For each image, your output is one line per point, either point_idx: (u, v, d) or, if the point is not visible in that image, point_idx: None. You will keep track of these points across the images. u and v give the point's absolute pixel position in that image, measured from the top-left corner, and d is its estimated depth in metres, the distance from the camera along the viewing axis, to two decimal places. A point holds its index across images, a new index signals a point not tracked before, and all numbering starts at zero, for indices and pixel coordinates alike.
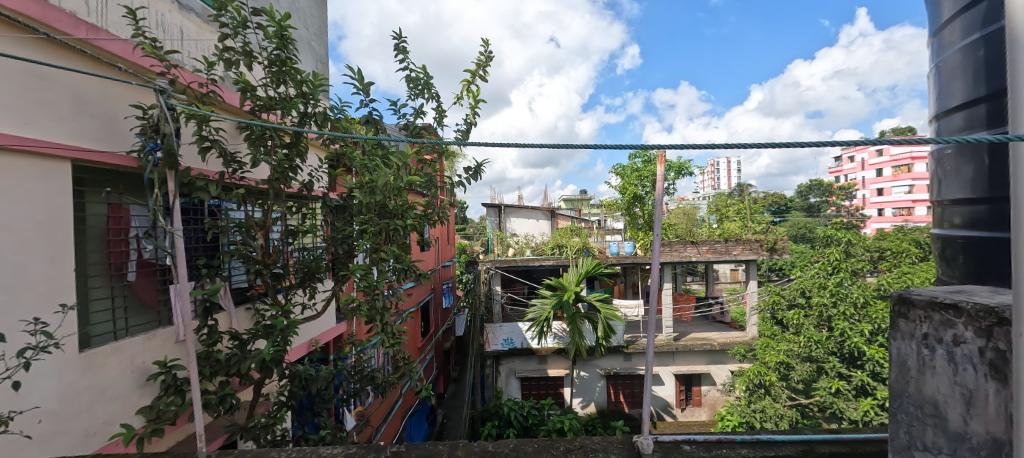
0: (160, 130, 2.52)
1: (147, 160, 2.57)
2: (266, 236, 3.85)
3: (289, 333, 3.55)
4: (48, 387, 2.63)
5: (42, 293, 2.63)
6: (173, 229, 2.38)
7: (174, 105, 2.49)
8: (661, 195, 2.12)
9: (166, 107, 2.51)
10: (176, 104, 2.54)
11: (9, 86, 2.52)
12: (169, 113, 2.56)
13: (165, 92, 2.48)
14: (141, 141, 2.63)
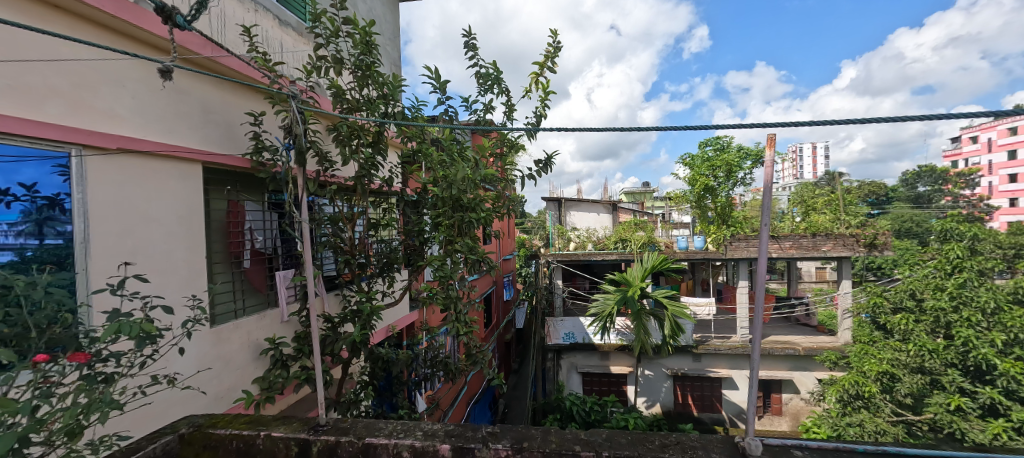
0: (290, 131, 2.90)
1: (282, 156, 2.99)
2: (353, 228, 4.18)
3: (373, 318, 3.81)
4: (191, 357, 3.08)
5: (183, 276, 3.09)
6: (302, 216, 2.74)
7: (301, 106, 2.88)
8: (768, 181, 2.06)
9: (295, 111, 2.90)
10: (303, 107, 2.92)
11: (156, 101, 2.96)
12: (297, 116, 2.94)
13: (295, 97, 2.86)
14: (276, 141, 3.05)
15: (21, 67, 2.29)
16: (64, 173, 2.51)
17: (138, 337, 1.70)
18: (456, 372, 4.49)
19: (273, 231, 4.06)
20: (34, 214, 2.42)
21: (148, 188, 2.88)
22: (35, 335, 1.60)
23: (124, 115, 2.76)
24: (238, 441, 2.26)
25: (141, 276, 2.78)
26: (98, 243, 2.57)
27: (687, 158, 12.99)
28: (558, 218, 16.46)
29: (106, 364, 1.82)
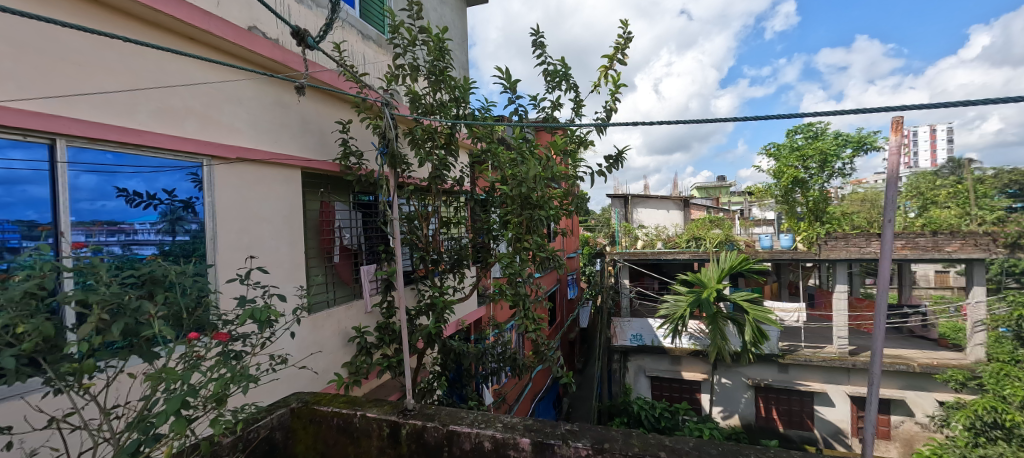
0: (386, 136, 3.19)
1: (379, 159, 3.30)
2: (427, 226, 4.41)
3: (446, 311, 3.99)
4: (296, 341, 3.44)
5: (287, 269, 3.46)
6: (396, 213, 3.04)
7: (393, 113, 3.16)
8: (895, 169, 1.87)
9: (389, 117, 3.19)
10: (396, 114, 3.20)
11: (265, 113, 3.34)
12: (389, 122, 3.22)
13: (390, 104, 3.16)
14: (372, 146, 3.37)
15: (164, 91, 2.68)
16: (195, 180, 2.91)
17: (264, 320, 1.92)
18: (525, 368, 4.56)
19: (359, 228, 4.40)
20: (169, 214, 2.81)
21: (260, 191, 3.27)
22: (186, 316, 1.86)
23: (241, 128, 3.15)
24: (339, 418, 2.52)
25: (261, 268, 3.21)
26: (224, 239, 2.99)
27: (771, 148, 11.88)
28: (625, 215, 15.94)
29: (238, 342, 2.07)
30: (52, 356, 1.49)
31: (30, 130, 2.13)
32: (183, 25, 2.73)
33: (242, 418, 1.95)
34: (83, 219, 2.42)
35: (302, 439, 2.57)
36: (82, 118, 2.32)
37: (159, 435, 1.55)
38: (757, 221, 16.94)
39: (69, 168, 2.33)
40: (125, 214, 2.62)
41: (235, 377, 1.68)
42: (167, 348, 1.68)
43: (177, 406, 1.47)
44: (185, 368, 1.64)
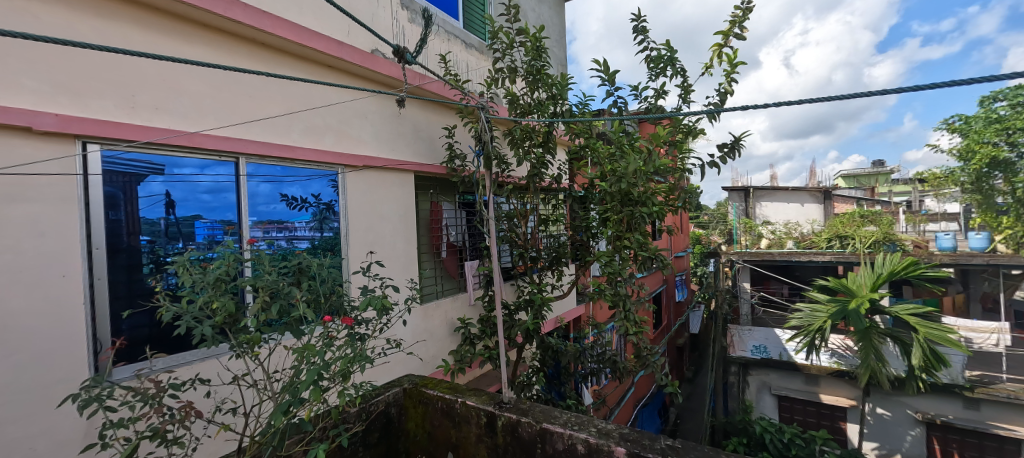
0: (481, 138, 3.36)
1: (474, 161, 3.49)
2: (526, 224, 4.53)
3: (544, 308, 4.07)
4: (409, 328, 3.81)
5: (403, 264, 3.84)
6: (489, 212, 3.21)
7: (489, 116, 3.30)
8: None
9: (485, 120, 3.35)
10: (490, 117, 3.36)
11: (385, 125, 3.75)
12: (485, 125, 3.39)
13: (485, 108, 3.33)
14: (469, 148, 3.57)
15: (310, 112, 3.17)
16: (335, 185, 3.38)
17: (381, 307, 2.17)
18: (625, 372, 4.42)
19: (463, 226, 4.70)
20: (317, 215, 3.29)
21: (381, 194, 3.67)
22: (324, 300, 2.20)
23: (366, 139, 3.58)
24: (443, 402, 2.74)
25: (380, 262, 3.61)
26: (353, 235, 3.43)
27: (962, 115, 8.22)
28: (745, 210, 14.83)
29: (362, 326, 2.38)
30: (233, 328, 1.89)
31: (219, 151, 2.69)
32: (322, 55, 3.21)
33: (361, 393, 2.23)
34: (259, 219, 2.99)
35: (413, 417, 2.85)
36: (254, 139, 2.84)
37: (303, 400, 1.85)
38: (929, 216, 13.78)
39: (250, 179, 2.90)
40: (288, 215, 3.15)
41: (355, 357, 1.94)
42: (309, 327, 2.00)
43: (315, 377, 1.76)
44: (322, 345, 1.94)
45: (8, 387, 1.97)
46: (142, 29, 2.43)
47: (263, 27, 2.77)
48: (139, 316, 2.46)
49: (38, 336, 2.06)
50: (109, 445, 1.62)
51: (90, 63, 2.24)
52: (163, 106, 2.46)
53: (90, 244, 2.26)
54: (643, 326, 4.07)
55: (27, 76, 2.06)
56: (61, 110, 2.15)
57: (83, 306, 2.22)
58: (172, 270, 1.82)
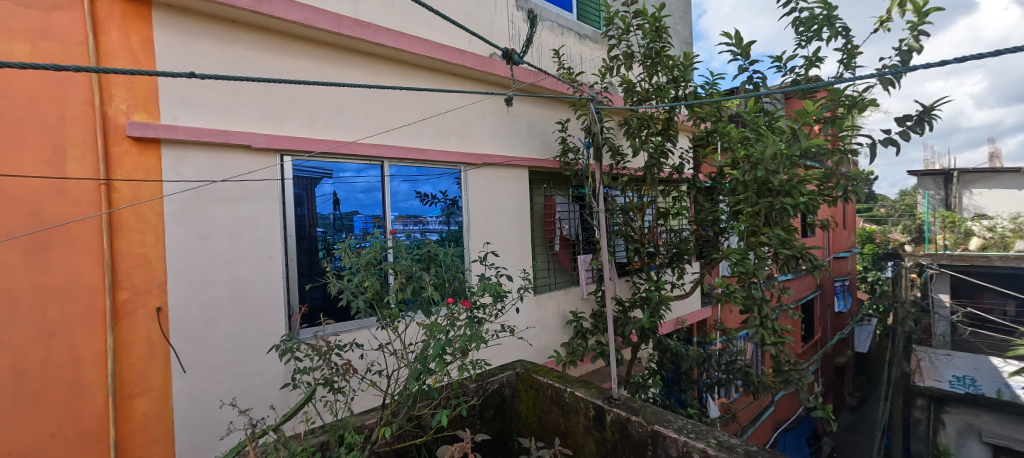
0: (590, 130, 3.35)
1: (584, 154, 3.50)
2: (642, 217, 4.37)
3: (661, 307, 3.92)
4: (523, 315, 4.00)
5: (517, 255, 4.03)
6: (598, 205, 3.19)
7: (597, 109, 3.26)
8: None
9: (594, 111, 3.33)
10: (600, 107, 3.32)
11: (502, 124, 3.95)
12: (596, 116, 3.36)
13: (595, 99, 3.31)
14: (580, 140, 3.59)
15: (438, 117, 3.50)
16: (459, 182, 3.68)
17: (496, 294, 2.34)
18: (758, 385, 3.99)
19: (576, 219, 4.74)
20: (445, 210, 3.63)
21: (498, 189, 3.89)
22: (449, 284, 2.44)
23: (485, 138, 3.82)
24: (552, 390, 2.84)
25: (495, 252, 3.84)
26: (474, 227, 3.71)
27: None
28: (945, 200, 12.28)
29: (481, 310, 2.58)
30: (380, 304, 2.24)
31: (368, 156, 3.15)
32: (448, 65, 3.52)
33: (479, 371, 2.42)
34: (398, 214, 3.39)
35: (525, 400, 3.01)
36: (395, 144, 3.26)
37: (430, 371, 2.11)
38: None
39: (392, 179, 3.31)
40: (422, 210, 3.52)
41: (470, 337, 2.13)
42: (436, 308, 2.24)
43: (439, 351, 2.00)
44: (445, 324, 2.18)
45: (240, 336, 2.63)
46: (316, 60, 2.99)
47: (400, 46, 3.17)
48: (316, 290, 3.03)
49: (255, 302, 2.69)
50: (298, 386, 2.08)
51: (286, 92, 2.81)
52: (330, 122, 2.98)
53: (286, 232, 2.86)
54: (786, 337, 3.59)
55: (248, 107, 2.68)
56: (267, 130, 2.75)
57: (283, 281, 2.82)
58: (337, 255, 2.23)
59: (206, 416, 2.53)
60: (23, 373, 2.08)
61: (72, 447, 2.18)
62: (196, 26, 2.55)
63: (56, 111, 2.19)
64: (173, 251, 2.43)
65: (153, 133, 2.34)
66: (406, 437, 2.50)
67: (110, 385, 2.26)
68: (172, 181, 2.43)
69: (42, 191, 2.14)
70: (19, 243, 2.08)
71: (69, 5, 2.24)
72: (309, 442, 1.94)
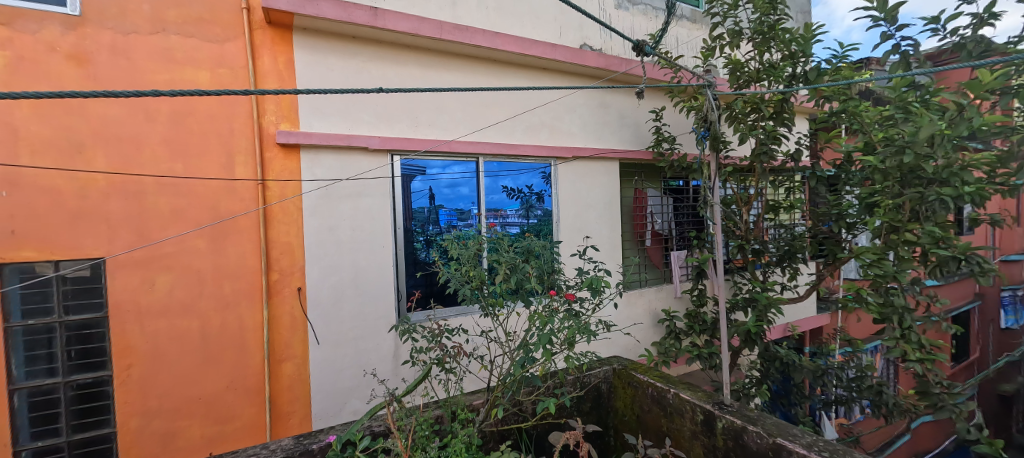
0: (707, 119, 3.09)
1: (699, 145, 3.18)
2: (748, 211, 4.00)
3: (770, 310, 3.59)
4: (621, 310, 3.95)
5: (608, 249, 3.96)
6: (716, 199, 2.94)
7: (716, 94, 3.02)
8: None
9: (713, 98, 3.05)
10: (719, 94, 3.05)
11: (592, 116, 3.89)
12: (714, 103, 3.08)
13: (712, 85, 3.05)
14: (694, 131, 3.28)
15: (530, 113, 3.56)
16: (545, 176, 3.70)
17: (596, 288, 2.36)
18: (893, 406, 3.44)
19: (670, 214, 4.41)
20: (524, 203, 3.66)
21: (587, 182, 3.85)
22: (546, 277, 2.52)
23: (574, 131, 3.79)
24: (653, 390, 2.76)
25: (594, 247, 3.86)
26: (564, 221, 3.72)
27: None
28: None
29: (580, 303, 2.61)
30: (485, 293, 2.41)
31: (464, 153, 3.31)
32: (541, 60, 3.55)
33: (582, 362, 2.48)
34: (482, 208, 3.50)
35: (622, 397, 2.98)
36: (489, 141, 3.39)
37: (532, 359, 2.22)
38: None
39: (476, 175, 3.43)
40: (504, 205, 3.60)
41: (579, 328, 2.22)
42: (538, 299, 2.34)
43: (545, 340, 2.11)
44: (546, 316, 2.27)
45: (360, 315, 2.95)
46: (421, 66, 3.22)
47: (496, 46, 3.27)
48: (423, 277, 3.29)
49: (373, 285, 3.00)
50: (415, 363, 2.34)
51: (396, 97, 3.06)
52: (433, 122, 3.19)
53: (396, 225, 3.15)
54: (937, 354, 3.06)
55: (365, 113, 2.97)
56: (380, 133, 3.02)
57: (394, 268, 3.10)
58: (444, 247, 2.50)
59: (334, 381, 2.89)
60: (207, 335, 2.61)
61: (240, 397, 2.68)
62: (325, 43, 2.90)
63: (228, 124, 2.66)
64: (310, 240, 2.82)
65: (295, 140, 2.72)
66: (508, 420, 2.66)
67: (266, 351, 2.71)
68: (308, 180, 2.80)
69: (219, 190, 2.64)
70: (205, 232, 2.60)
71: (235, 36, 2.70)
72: (427, 415, 2.26)
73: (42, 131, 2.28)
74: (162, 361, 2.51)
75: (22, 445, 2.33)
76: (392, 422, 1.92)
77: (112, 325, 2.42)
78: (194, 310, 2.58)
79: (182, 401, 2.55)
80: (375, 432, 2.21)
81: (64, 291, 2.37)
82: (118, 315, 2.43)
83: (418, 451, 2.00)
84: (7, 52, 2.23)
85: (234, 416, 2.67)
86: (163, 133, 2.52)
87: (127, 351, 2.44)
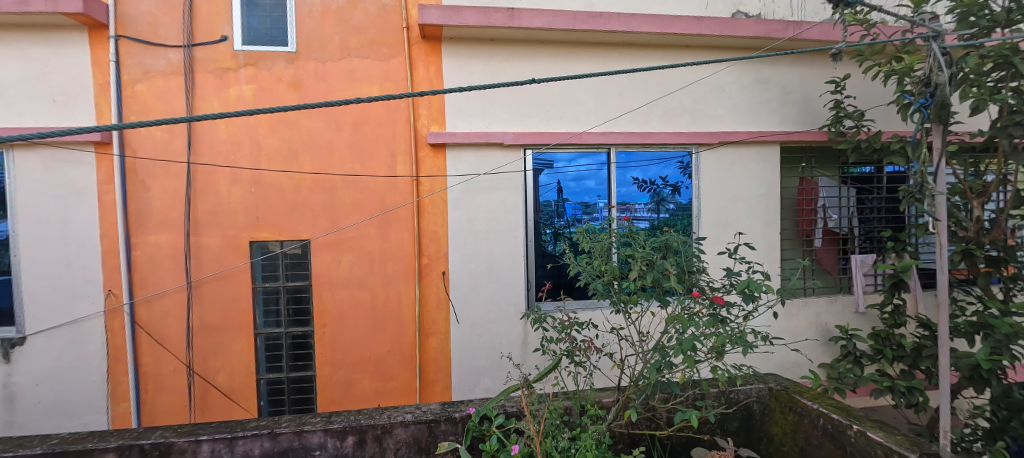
0: (929, 81, 2.28)
1: (916, 118, 2.37)
2: (983, 206, 2.95)
3: (1017, 344, 2.63)
4: (784, 320, 3.42)
5: (763, 248, 3.42)
6: (937, 191, 2.20)
7: (948, 46, 2.15)
8: None
9: (940, 53, 2.23)
10: (951, 45, 2.21)
11: (746, 94, 3.38)
12: (942, 59, 2.26)
13: (939, 35, 2.23)
14: (909, 99, 2.46)
15: (668, 97, 3.29)
16: (683, 166, 3.39)
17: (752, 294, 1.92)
18: None
19: (851, 209, 3.53)
20: (655, 196, 3.45)
21: (737, 172, 3.37)
22: (686, 276, 2.20)
23: (723, 114, 3.36)
24: (826, 421, 2.23)
25: (749, 244, 3.39)
26: (706, 216, 3.36)
27: None
28: None
29: (732, 306, 2.21)
30: (615, 288, 2.26)
31: (596, 144, 3.24)
32: (685, 37, 3.22)
33: (734, 375, 2.18)
34: (608, 201, 3.41)
35: (779, 422, 2.51)
36: (622, 130, 3.25)
37: (668, 365, 2.01)
38: None
39: (604, 167, 3.35)
40: (632, 197, 3.44)
41: (730, 337, 1.95)
42: (677, 298, 2.08)
43: (687, 345, 1.89)
44: (686, 318, 2.01)
45: (494, 300, 3.19)
46: (553, 60, 3.27)
47: (632, 28, 3.09)
48: (554, 269, 3.38)
49: (506, 274, 3.20)
50: (545, 352, 2.35)
51: (529, 93, 3.17)
52: (564, 115, 3.21)
53: (528, 217, 3.27)
54: None
55: (501, 110, 3.16)
56: (515, 129, 3.17)
57: (524, 259, 3.24)
58: (576, 238, 2.40)
59: (470, 359, 3.19)
60: (376, 306, 3.15)
61: (398, 361, 3.17)
62: (467, 49, 3.17)
63: (391, 129, 3.13)
64: (453, 229, 3.15)
65: (442, 139, 3.05)
66: (640, 424, 2.47)
67: (418, 325, 3.14)
68: (452, 175, 3.13)
69: (384, 186, 3.13)
70: (374, 221, 3.13)
71: (397, 53, 3.15)
72: (555, 404, 2.26)
73: (273, 142, 3.05)
74: (345, 324, 3.14)
75: (261, 375, 3.16)
76: (526, 407, 1.99)
77: (314, 291, 3.12)
78: (366, 285, 3.14)
79: (357, 358, 3.15)
80: (508, 411, 2.29)
81: (285, 263, 3.14)
82: (317, 283, 3.11)
83: (550, 439, 2.05)
84: (254, 85, 3.03)
85: (393, 376, 3.17)
86: (347, 140, 3.10)
87: (323, 313, 3.13)
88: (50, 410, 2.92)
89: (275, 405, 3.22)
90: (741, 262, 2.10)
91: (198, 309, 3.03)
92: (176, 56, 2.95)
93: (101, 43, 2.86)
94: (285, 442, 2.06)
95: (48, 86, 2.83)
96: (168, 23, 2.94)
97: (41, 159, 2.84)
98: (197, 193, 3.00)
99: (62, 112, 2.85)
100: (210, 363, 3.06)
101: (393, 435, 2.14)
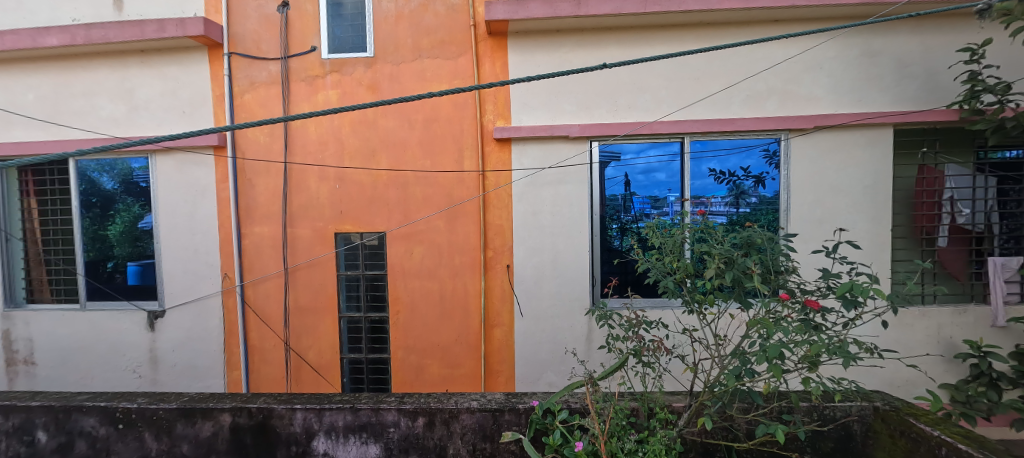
0: None
1: None
2: None
3: None
4: (893, 330, 2.97)
5: (869, 247, 2.98)
6: None
7: None
8: None
9: None
10: None
11: (849, 71, 2.95)
12: None
13: None
14: None
15: (752, 79, 2.99)
16: (768, 155, 3.06)
17: (853, 299, 1.58)
18: None
19: (985, 203, 3.00)
20: (734, 189, 3.17)
21: (836, 160, 2.97)
22: (773, 276, 1.91)
23: (819, 95, 2.96)
24: (949, 451, 1.77)
25: (850, 243, 2.99)
26: (796, 211, 3.01)
27: None
28: None
29: (833, 311, 1.87)
30: (689, 286, 2.05)
31: (668, 134, 3.05)
32: (774, 11, 2.89)
33: (834, 389, 1.86)
34: (679, 194, 3.21)
35: (886, 447, 2.07)
36: (697, 118, 3.02)
37: (747, 373, 1.79)
38: None
39: (676, 158, 3.15)
40: (708, 190, 3.19)
41: (826, 346, 1.58)
42: (761, 300, 1.82)
43: (772, 352, 1.63)
44: (770, 322, 1.75)
45: (558, 294, 3.17)
46: (622, 46, 3.12)
47: (711, 6, 2.84)
48: (621, 265, 3.26)
49: (569, 268, 3.16)
50: (611, 350, 2.23)
51: (596, 84, 3.07)
52: (633, 104, 3.06)
53: (593, 211, 3.19)
54: None
55: (567, 102, 3.09)
56: (580, 121, 3.09)
57: (589, 253, 3.17)
58: (644, 234, 2.25)
59: (533, 353, 3.22)
60: (443, 295, 3.28)
61: (464, 349, 3.28)
62: (533, 42, 3.16)
63: (458, 126, 3.22)
64: (517, 223, 3.18)
65: (507, 134, 3.08)
66: (715, 434, 2.25)
67: (482, 315, 3.22)
68: (518, 170, 3.14)
69: (452, 181, 3.24)
70: (443, 214, 3.26)
71: (465, 51, 3.22)
72: (621, 405, 2.15)
73: (354, 142, 3.30)
74: (416, 311, 3.32)
75: (345, 355, 3.47)
76: (588, 403, 1.94)
77: (390, 280, 3.34)
78: (435, 275, 3.29)
79: (427, 345, 3.32)
80: (572, 407, 2.20)
81: (365, 253, 3.39)
82: (392, 273, 3.33)
83: (615, 439, 1.97)
84: (338, 89, 3.31)
85: (460, 363, 3.29)
86: (419, 137, 3.26)
87: (397, 301, 3.34)
88: (183, 372, 3.48)
89: (356, 383, 3.51)
90: (842, 261, 1.73)
91: (293, 292, 3.41)
92: (275, 67, 3.31)
93: (217, 60, 3.30)
94: (364, 417, 2.23)
95: (179, 100, 3.34)
96: (268, 38, 3.30)
97: (175, 161, 3.37)
98: (292, 189, 3.36)
99: (189, 120, 3.35)
100: (302, 341, 3.43)
101: (460, 420, 2.21)
